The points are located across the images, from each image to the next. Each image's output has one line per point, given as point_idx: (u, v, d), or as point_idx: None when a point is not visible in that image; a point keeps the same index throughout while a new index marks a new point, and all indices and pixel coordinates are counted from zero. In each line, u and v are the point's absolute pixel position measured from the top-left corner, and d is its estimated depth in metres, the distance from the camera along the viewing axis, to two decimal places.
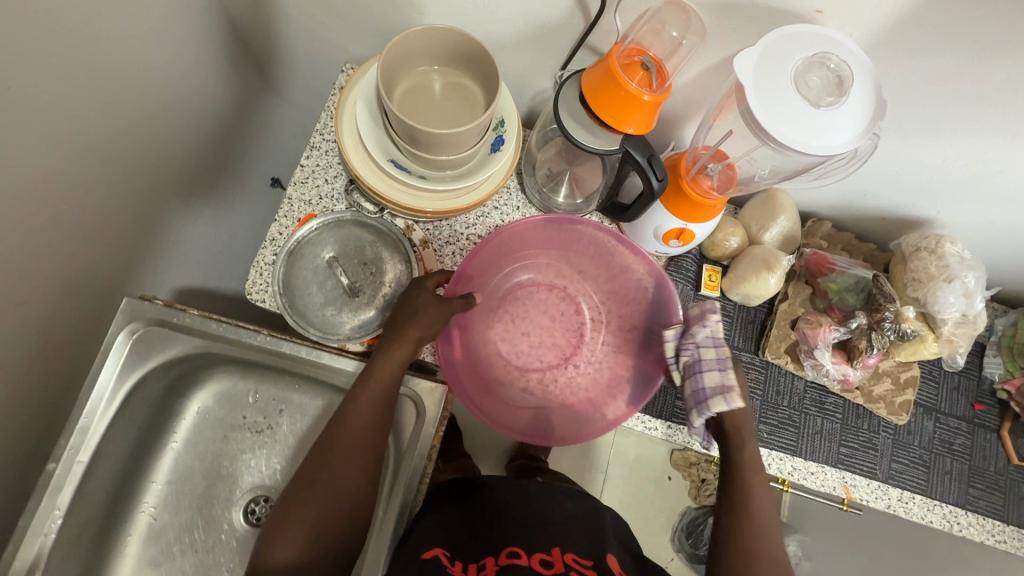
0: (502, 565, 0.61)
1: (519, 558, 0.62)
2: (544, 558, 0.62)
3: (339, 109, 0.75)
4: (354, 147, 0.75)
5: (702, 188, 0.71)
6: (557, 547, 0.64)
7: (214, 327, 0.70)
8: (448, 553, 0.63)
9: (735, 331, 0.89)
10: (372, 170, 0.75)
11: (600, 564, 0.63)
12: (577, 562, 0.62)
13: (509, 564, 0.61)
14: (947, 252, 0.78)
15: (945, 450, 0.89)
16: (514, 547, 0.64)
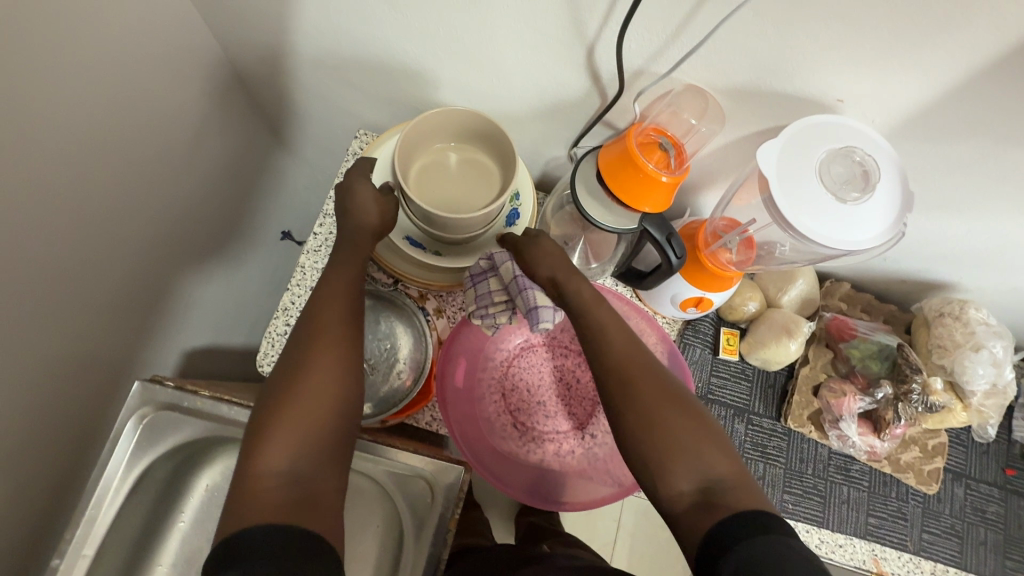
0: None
1: None
2: None
3: None
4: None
5: (720, 261, 0.70)
6: None
7: (224, 410, 0.68)
8: None
9: (756, 396, 0.86)
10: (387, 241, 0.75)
11: None
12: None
13: None
14: (972, 318, 0.77)
15: (978, 519, 0.86)
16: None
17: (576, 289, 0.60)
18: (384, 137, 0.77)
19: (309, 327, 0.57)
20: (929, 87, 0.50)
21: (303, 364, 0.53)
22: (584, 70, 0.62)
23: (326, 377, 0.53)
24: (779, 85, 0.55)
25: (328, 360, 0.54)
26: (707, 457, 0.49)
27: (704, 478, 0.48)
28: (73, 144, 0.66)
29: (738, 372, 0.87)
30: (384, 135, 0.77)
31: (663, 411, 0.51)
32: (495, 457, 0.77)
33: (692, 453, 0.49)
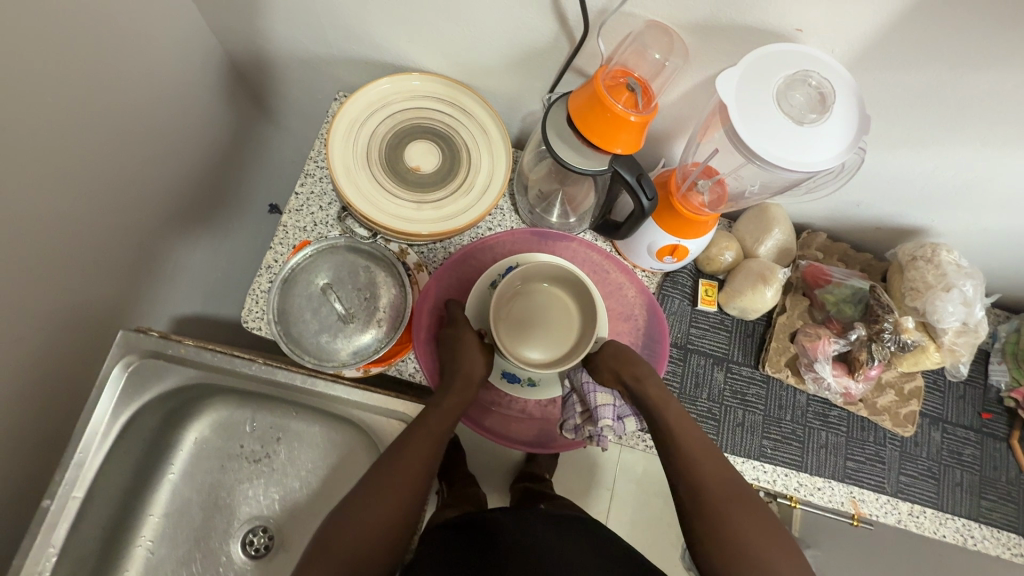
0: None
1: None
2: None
3: (330, 139, 0.76)
4: (347, 175, 0.76)
5: (694, 205, 0.72)
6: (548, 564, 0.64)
7: (209, 356, 0.70)
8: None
9: (735, 345, 0.88)
10: (366, 197, 0.77)
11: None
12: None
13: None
14: (944, 261, 0.78)
15: (955, 461, 0.88)
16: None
17: (659, 411, 0.67)
18: (358, 93, 0.78)
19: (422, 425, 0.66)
20: (885, 12, 0.51)
21: (355, 507, 0.59)
22: (554, 12, 0.63)
23: (367, 523, 0.58)
24: (742, 17, 0.55)
25: (386, 499, 0.60)
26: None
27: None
28: (60, 98, 0.67)
29: (717, 323, 0.88)
30: (359, 90, 0.78)
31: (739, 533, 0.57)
32: (479, 408, 0.80)
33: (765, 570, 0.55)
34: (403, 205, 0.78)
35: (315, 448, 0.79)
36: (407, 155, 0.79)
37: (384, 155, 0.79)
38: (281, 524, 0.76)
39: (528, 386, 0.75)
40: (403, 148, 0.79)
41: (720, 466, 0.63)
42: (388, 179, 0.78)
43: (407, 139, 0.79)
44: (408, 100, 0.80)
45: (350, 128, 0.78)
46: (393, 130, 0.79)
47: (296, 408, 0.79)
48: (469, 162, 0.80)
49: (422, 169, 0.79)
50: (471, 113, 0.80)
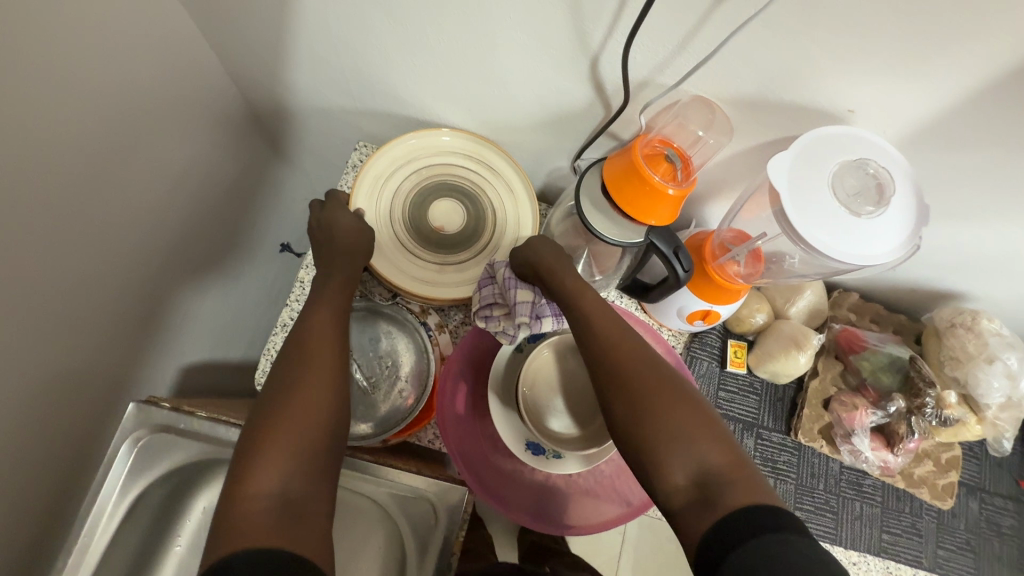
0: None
1: None
2: None
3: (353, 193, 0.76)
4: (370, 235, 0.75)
5: (728, 274, 0.69)
6: None
7: (222, 430, 0.66)
8: None
9: (764, 409, 0.84)
10: (389, 258, 0.75)
11: None
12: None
13: None
14: (984, 328, 0.75)
15: (994, 533, 0.84)
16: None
17: (571, 303, 0.60)
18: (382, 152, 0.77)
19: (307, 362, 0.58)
20: (940, 99, 0.49)
21: (287, 399, 0.54)
22: (589, 82, 0.61)
23: (313, 418, 0.54)
24: (788, 97, 0.54)
25: (321, 389, 0.56)
26: (698, 438, 0.49)
27: (700, 469, 0.47)
28: (70, 159, 0.65)
29: (746, 386, 0.85)
30: (386, 145, 0.77)
31: (659, 408, 0.51)
32: (495, 477, 0.74)
33: (678, 438, 0.49)
34: (425, 266, 0.76)
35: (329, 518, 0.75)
36: (430, 214, 0.78)
37: (407, 215, 0.77)
38: None
39: (555, 460, 0.66)
40: (426, 207, 0.78)
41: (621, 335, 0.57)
42: (412, 240, 0.77)
43: (431, 198, 0.78)
44: (433, 159, 0.79)
45: (374, 187, 0.77)
46: (416, 190, 0.78)
47: None
48: (493, 222, 0.78)
49: (445, 229, 0.77)
50: (496, 172, 0.79)
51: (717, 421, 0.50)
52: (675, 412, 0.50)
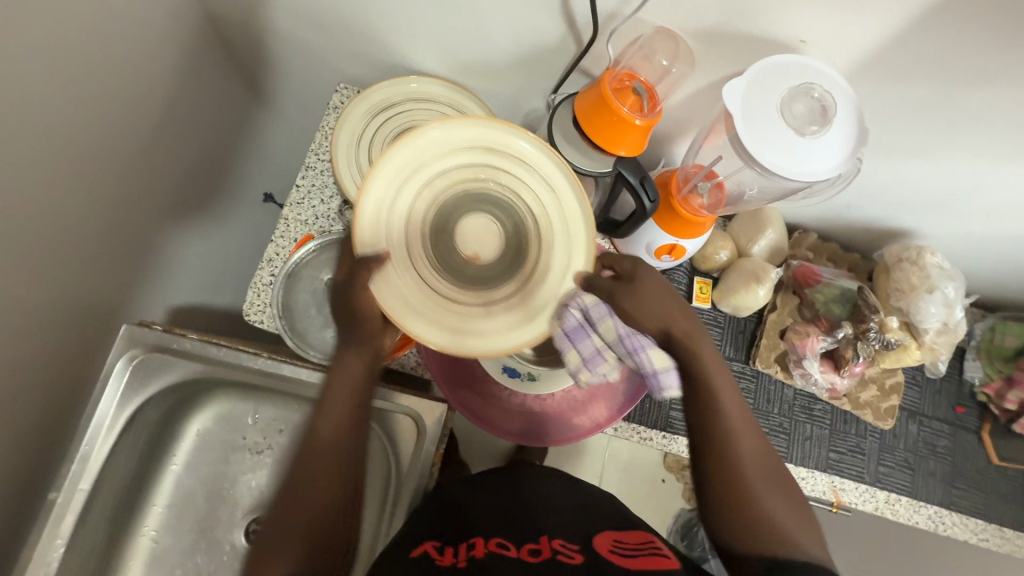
0: (488, 554, 0.57)
1: (508, 549, 0.59)
2: (533, 547, 0.59)
3: (333, 143, 0.78)
4: (384, 275, 0.56)
5: (693, 206, 0.73)
6: (546, 536, 0.62)
7: (213, 351, 0.70)
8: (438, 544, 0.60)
9: (726, 341, 0.90)
10: (410, 300, 0.57)
11: (589, 547, 0.60)
12: (565, 547, 0.59)
13: (497, 552, 0.58)
14: (928, 263, 0.81)
15: (930, 452, 0.92)
16: (501, 539, 0.60)
17: (685, 341, 0.60)
18: (383, 159, 0.56)
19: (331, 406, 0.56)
20: (882, 29, 0.53)
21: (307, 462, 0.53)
22: (561, 15, 0.64)
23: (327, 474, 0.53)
24: (746, 28, 0.57)
25: (343, 443, 0.55)
26: (791, 526, 0.53)
27: (783, 549, 0.52)
28: (54, 85, 0.66)
29: (711, 320, 0.91)
30: (360, 94, 0.80)
31: (744, 457, 0.56)
32: (479, 403, 0.79)
33: (751, 487, 0.55)
34: (467, 311, 0.58)
35: None
36: (457, 239, 0.59)
37: (430, 246, 0.58)
38: None
39: (530, 381, 0.73)
40: (450, 232, 0.59)
41: (722, 371, 0.59)
42: (439, 275, 0.58)
43: (457, 218, 0.59)
44: (447, 162, 0.58)
45: (378, 209, 0.57)
46: (435, 210, 0.58)
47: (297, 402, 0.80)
48: (541, 238, 0.59)
49: (483, 259, 0.58)
50: (464, 109, 0.81)
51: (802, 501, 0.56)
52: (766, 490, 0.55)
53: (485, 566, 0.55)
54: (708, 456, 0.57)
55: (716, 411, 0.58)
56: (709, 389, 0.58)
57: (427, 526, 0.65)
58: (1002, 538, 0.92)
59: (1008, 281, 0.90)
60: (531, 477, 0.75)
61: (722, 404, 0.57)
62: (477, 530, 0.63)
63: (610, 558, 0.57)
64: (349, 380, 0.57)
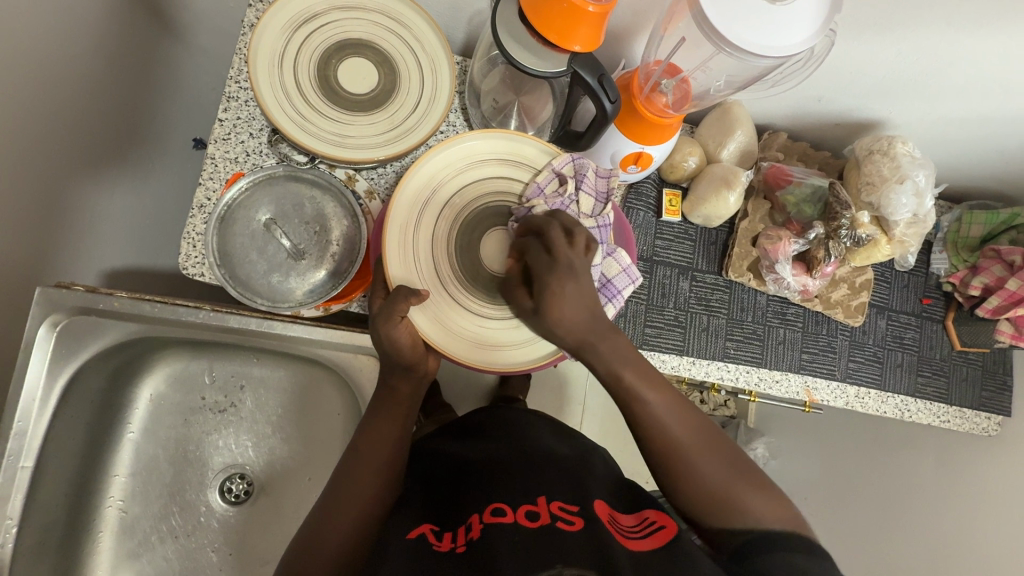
0: (486, 527, 0.50)
1: (504, 515, 0.51)
2: (530, 510, 0.51)
3: (251, 68, 0.68)
4: (420, 308, 0.59)
5: (657, 106, 0.68)
6: (542, 496, 0.54)
7: (147, 308, 0.65)
8: (435, 529, 0.54)
9: (698, 253, 0.88)
10: (450, 331, 0.60)
11: (588, 508, 0.52)
12: (565, 510, 0.51)
13: (494, 523, 0.50)
14: (899, 152, 0.79)
15: (897, 345, 0.94)
16: (498, 504, 0.53)
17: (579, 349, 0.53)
18: (402, 186, 0.61)
19: (379, 419, 0.58)
20: None
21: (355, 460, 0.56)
22: None
23: (369, 473, 0.56)
24: None
25: (383, 451, 0.57)
26: (750, 504, 0.52)
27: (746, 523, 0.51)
28: None
29: (681, 233, 0.88)
30: (274, 6, 0.69)
31: (684, 445, 0.54)
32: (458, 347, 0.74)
33: (696, 471, 0.53)
34: (501, 325, 0.62)
35: (281, 392, 0.77)
36: (483, 255, 0.62)
37: (457, 266, 0.62)
38: (258, 469, 0.76)
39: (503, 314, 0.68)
40: (477, 247, 0.62)
41: (637, 369, 0.53)
42: (473, 297, 0.61)
43: (480, 232, 0.63)
44: (463, 179, 0.63)
45: (403, 238, 0.61)
46: (455, 231, 0.62)
47: (257, 355, 0.76)
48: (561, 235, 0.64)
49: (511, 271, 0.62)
50: (400, 19, 0.73)
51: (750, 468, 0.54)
52: (708, 471, 0.53)
53: (483, 542, 0.48)
54: (648, 447, 0.55)
55: (638, 408, 0.54)
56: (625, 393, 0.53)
57: (421, 513, 0.57)
58: (961, 416, 0.97)
59: (977, 166, 0.89)
60: (526, 440, 0.66)
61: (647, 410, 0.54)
62: (472, 501, 0.55)
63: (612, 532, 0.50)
64: (402, 393, 0.59)
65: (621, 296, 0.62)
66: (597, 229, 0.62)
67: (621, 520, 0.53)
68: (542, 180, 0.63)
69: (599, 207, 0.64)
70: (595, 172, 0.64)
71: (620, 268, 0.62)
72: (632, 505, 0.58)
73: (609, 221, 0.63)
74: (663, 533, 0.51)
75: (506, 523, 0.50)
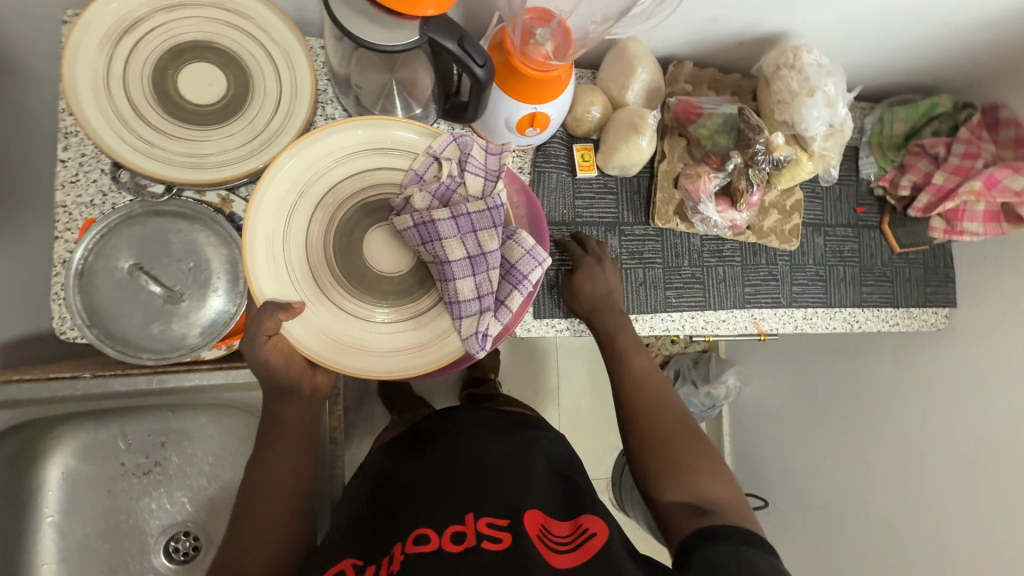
0: (406, 557, 0.47)
1: (427, 543, 0.48)
2: (455, 532, 0.49)
3: (71, 97, 0.59)
4: (296, 320, 0.52)
5: (538, 61, 0.62)
6: (470, 513, 0.51)
7: (18, 388, 0.59)
8: (359, 561, 0.50)
9: (622, 206, 0.83)
10: (337, 342, 0.53)
11: (516, 521, 0.50)
12: (492, 527, 0.49)
13: (414, 553, 0.47)
14: (805, 63, 0.75)
15: (838, 259, 0.93)
16: (422, 530, 0.50)
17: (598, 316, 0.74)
18: (260, 193, 0.52)
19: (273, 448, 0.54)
20: None
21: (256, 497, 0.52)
22: None
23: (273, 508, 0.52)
24: None
25: (286, 481, 0.54)
26: (705, 481, 0.54)
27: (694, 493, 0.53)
28: None
29: (601, 188, 0.82)
30: (80, 20, 0.59)
31: (657, 410, 0.63)
32: None
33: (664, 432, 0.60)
34: (396, 330, 0.55)
35: (208, 439, 0.72)
36: (368, 256, 0.55)
37: (338, 270, 0.54)
38: (202, 523, 0.72)
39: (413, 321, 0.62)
40: (359, 246, 0.55)
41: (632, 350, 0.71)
42: (361, 302, 0.54)
43: (361, 229, 0.54)
44: (335, 172, 0.54)
45: (271, 248, 0.53)
46: (333, 231, 0.54)
47: (170, 407, 0.71)
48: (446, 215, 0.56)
49: (403, 268, 0.55)
50: (234, 7, 0.63)
51: (720, 465, 0.56)
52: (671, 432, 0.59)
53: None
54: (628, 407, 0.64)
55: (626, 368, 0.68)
56: (622, 358, 0.70)
57: (346, 536, 0.53)
58: (910, 317, 0.97)
59: (890, 60, 0.85)
60: (461, 443, 0.62)
61: (636, 378, 0.67)
62: (397, 527, 0.52)
63: (537, 546, 0.47)
64: (294, 415, 0.55)
65: (530, 281, 0.55)
66: (488, 213, 0.53)
67: (553, 530, 0.51)
68: (418, 165, 0.54)
69: (490, 186, 0.55)
70: (483, 149, 0.55)
71: (522, 250, 0.54)
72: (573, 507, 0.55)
73: (502, 200, 0.54)
74: (590, 547, 0.48)
75: (428, 551, 0.47)
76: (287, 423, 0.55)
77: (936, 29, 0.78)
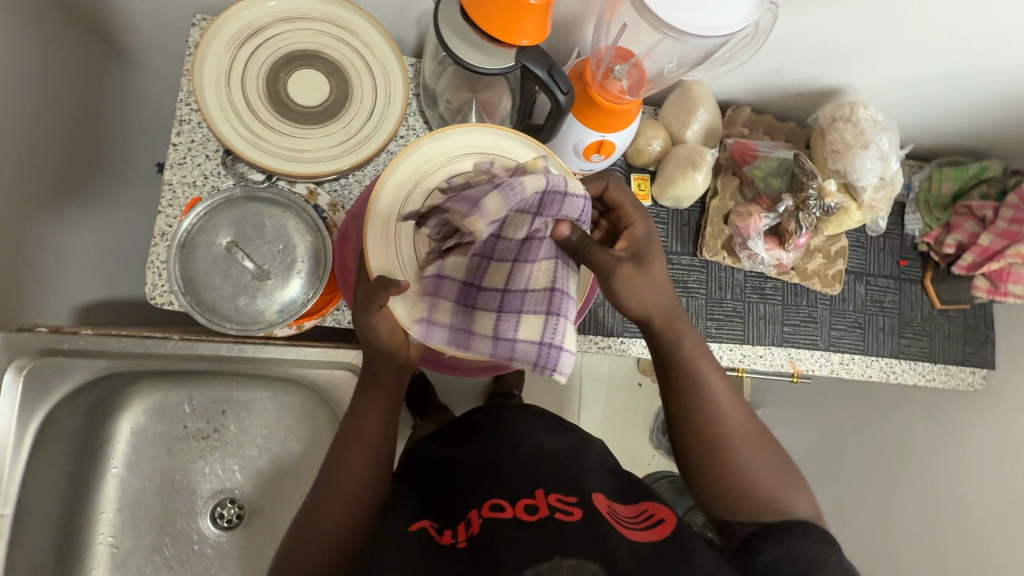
0: (485, 520, 0.51)
1: (503, 510, 0.52)
2: (528, 503, 0.52)
3: (197, 89, 0.66)
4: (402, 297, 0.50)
5: (613, 94, 0.68)
6: (540, 489, 0.54)
7: (114, 342, 0.66)
8: (435, 524, 0.54)
9: (672, 237, 0.87)
10: None
11: (585, 500, 0.53)
12: (562, 501, 0.52)
13: (492, 517, 0.51)
14: (861, 117, 0.79)
15: (877, 308, 0.95)
16: (496, 500, 0.54)
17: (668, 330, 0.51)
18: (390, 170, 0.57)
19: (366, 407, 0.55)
20: None
21: (349, 455, 0.54)
22: None
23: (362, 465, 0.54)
24: None
25: (377, 440, 0.55)
26: (780, 500, 0.53)
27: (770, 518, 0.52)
28: None
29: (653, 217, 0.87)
30: (215, 23, 0.67)
31: (726, 429, 0.53)
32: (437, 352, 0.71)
33: (734, 457, 0.53)
34: None
35: (265, 412, 0.77)
36: None
37: None
38: (248, 492, 0.76)
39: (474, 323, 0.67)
40: None
41: (698, 356, 0.53)
42: None
43: None
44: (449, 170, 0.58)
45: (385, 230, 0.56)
46: None
47: (235, 377, 0.76)
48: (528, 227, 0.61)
49: None
50: (345, 23, 0.71)
51: (790, 474, 0.55)
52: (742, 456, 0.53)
53: (481, 536, 0.49)
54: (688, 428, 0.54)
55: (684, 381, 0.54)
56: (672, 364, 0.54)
57: (416, 509, 0.57)
58: (947, 373, 0.98)
59: (942, 123, 0.88)
60: (510, 438, 0.65)
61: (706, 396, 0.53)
62: (469, 496, 0.56)
63: (613, 523, 0.50)
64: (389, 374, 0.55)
65: None
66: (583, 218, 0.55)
67: (620, 512, 0.54)
68: None
69: None
70: None
71: None
72: (631, 496, 0.59)
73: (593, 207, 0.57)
74: (662, 528, 0.51)
75: (505, 517, 0.51)
76: (381, 381, 0.55)
77: (991, 98, 0.81)
